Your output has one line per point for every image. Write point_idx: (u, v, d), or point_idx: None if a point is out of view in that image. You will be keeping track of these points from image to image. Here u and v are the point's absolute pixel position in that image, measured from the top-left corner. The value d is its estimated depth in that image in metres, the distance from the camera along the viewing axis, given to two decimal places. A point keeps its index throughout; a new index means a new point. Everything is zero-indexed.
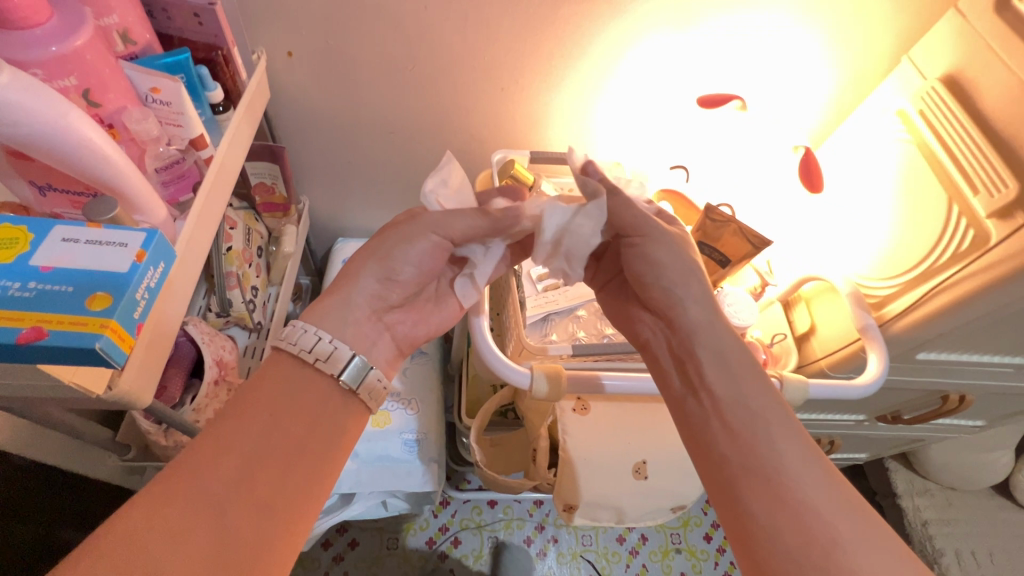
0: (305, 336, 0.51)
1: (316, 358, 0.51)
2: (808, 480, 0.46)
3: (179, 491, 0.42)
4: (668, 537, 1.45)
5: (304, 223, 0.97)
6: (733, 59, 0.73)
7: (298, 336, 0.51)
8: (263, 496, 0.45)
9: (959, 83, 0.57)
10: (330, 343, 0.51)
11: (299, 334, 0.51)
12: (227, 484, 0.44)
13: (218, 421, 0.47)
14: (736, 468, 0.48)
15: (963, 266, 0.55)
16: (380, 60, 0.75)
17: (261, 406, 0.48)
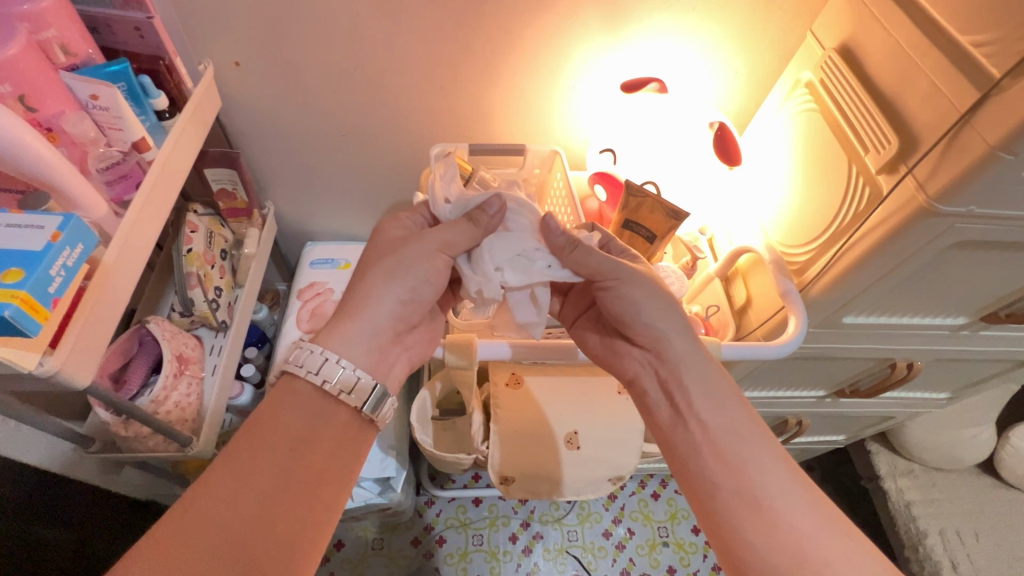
0: (315, 356, 0.52)
1: (324, 380, 0.51)
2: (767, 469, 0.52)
3: (189, 533, 0.43)
4: (655, 530, 1.43)
5: (269, 227, 1.01)
6: (655, 45, 0.76)
7: (305, 358, 0.52)
8: (285, 531, 0.47)
9: (851, 53, 0.60)
10: (353, 373, 0.52)
11: (307, 356, 0.52)
12: (250, 523, 0.45)
13: (235, 460, 0.47)
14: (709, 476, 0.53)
15: (861, 224, 0.56)
16: (322, 65, 0.80)
17: (279, 441, 0.49)
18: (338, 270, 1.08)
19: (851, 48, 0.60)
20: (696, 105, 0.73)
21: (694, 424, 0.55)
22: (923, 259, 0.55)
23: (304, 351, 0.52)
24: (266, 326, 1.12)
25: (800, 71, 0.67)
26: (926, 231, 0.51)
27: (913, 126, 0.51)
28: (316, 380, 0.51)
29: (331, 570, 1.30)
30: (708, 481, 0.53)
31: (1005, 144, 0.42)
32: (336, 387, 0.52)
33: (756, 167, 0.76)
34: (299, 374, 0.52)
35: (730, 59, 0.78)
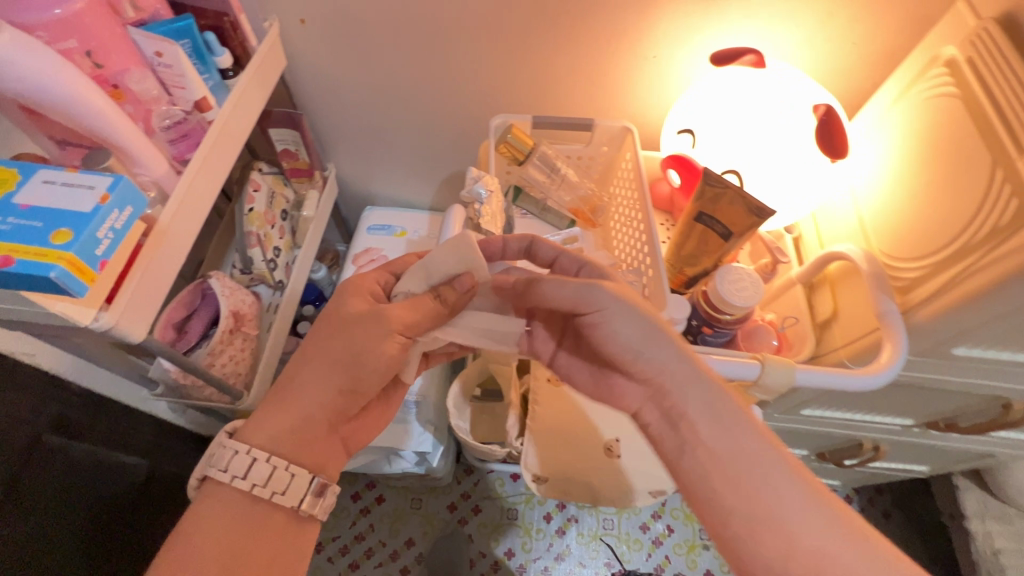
0: (235, 454, 0.50)
1: (253, 484, 0.49)
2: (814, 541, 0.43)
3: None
4: (696, 532, 1.37)
5: (329, 189, 1.02)
6: (756, 8, 0.65)
7: (227, 460, 0.50)
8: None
9: (1016, 25, 0.47)
10: (285, 471, 0.50)
11: (229, 460, 0.50)
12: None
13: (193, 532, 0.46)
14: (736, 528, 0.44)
15: (998, 244, 0.46)
16: (385, 26, 0.76)
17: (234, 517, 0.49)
18: (394, 238, 1.06)
19: (1019, 19, 0.48)
20: (797, 82, 0.63)
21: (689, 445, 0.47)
22: None
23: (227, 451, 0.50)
24: (324, 286, 1.13)
25: (939, 46, 0.55)
26: None
27: None
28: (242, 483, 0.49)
29: (371, 521, 1.36)
30: (709, 492, 0.45)
31: None
32: (267, 489, 0.50)
33: (861, 161, 0.65)
34: (224, 480, 0.49)
35: (847, 27, 0.66)
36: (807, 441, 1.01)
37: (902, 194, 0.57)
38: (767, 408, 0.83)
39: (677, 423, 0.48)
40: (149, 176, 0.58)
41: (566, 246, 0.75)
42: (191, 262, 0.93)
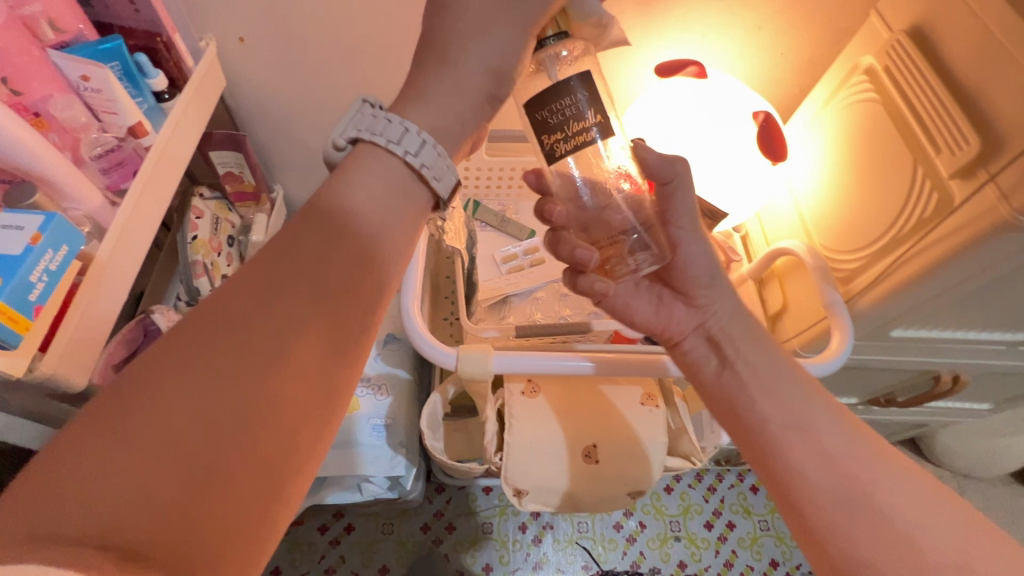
0: (405, 132, 0.38)
1: (404, 151, 0.37)
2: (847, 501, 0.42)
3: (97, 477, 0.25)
4: (667, 524, 1.37)
5: (278, 212, 0.98)
6: (694, 23, 0.69)
7: (383, 128, 0.38)
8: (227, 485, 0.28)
9: (923, 35, 0.52)
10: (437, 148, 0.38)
11: (383, 124, 0.38)
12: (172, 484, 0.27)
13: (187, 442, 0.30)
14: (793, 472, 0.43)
15: (924, 234, 0.50)
16: (330, 43, 0.74)
17: None
18: None
19: (924, 30, 0.53)
20: (737, 89, 0.66)
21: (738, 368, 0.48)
22: (997, 274, 0.49)
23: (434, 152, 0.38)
24: None
25: (858, 55, 0.60)
26: (1004, 246, 0.45)
27: (997, 125, 0.44)
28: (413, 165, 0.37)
29: (341, 553, 1.30)
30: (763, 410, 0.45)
31: None
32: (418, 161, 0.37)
33: (799, 161, 0.69)
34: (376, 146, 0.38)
35: (776, 39, 0.71)
36: None
37: (836, 189, 0.62)
38: None
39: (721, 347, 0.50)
40: (81, 211, 0.53)
41: (528, 257, 0.76)
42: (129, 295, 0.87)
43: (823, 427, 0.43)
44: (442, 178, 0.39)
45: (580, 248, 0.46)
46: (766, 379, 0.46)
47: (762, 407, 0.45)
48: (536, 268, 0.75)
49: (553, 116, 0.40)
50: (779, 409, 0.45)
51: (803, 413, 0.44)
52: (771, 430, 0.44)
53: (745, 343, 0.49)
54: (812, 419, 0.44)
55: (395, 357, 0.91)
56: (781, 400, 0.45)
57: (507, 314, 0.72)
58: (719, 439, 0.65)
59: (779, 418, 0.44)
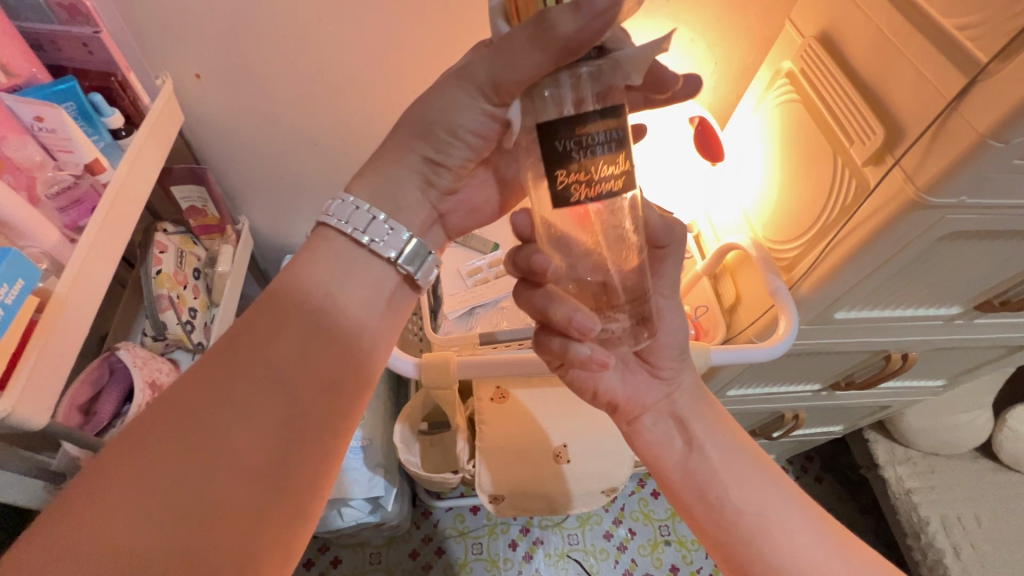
0: (370, 220, 0.42)
1: (370, 239, 0.42)
2: None
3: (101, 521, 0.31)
4: (656, 529, 1.37)
5: (244, 243, 0.98)
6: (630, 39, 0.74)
7: (366, 223, 0.42)
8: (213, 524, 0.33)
9: (830, 39, 0.57)
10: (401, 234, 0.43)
11: (351, 212, 0.42)
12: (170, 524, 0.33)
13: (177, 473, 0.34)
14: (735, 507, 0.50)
15: (849, 219, 0.54)
16: (286, 75, 0.76)
17: None
18: None
19: (830, 35, 0.58)
20: (673, 98, 0.71)
21: (696, 457, 0.54)
22: (917, 251, 0.53)
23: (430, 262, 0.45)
24: None
25: (779, 60, 0.65)
26: (917, 223, 0.49)
27: (898, 114, 0.49)
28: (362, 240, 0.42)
29: None
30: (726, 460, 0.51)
31: (996, 131, 0.40)
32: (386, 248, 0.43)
33: (739, 161, 0.74)
34: (342, 232, 0.42)
35: (708, 51, 0.76)
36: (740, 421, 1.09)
37: (772, 183, 0.66)
38: None
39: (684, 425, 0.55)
40: (39, 248, 0.54)
41: (493, 269, 0.77)
42: (94, 335, 0.86)
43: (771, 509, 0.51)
44: (420, 267, 0.45)
45: (550, 307, 0.48)
46: (735, 475, 0.52)
47: (733, 498, 0.51)
48: (501, 279, 0.76)
49: (575, 149, 0.35)
50: (743, 501, 0.51)
51: (757, 484, 0.52)
52: (728, 518, 0.51)
53: (710, 434, 0.54)
54: (765, 501, 0.51)
55: None
56: (744, 494, 0.51)
57: (474, 325, 0.73)
58: None
59: (754, 506, 0.51)
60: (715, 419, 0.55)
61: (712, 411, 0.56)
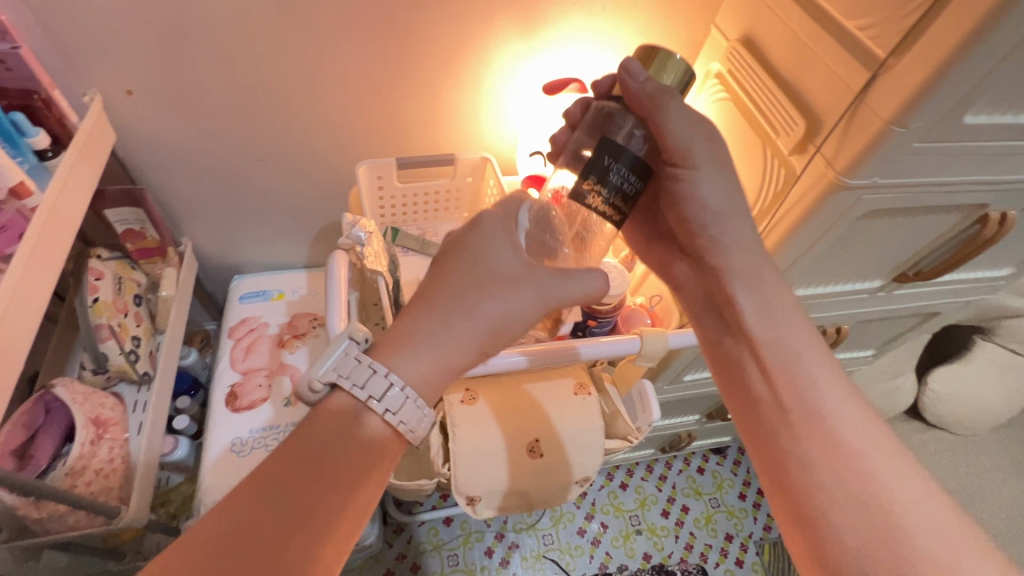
0: (373, 374, 0.44)
1: (368, 395, 0.44)
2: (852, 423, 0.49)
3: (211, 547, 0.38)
4: (627, 520, 1.40)
5: (189, 265, 0.94)
6: (570, 46, 0.78)
7: (367, 379, 0.44)
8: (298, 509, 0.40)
9: (751, 41, 0.63)
10: (399, 391, 0.44)
11: (353, 366, 0.45)
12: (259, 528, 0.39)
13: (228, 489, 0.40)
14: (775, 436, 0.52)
15: (781, 204, 0.59)
16: (228, 88, 0.74)
17: None
18: (272, 303, 1.03)
19: (752, 37, 0.63)
20: None
21: (742, 343, 0.56)
22: (839, 230, 0.59)
23: (418, 411, 0.45)
24: (198, 371, 1.04)
25: (709, 63, 0.71)
26: (838, 204, 0.54)
27: (814, 106, 0.54)
28: (378, 410, 0.43)
29: None
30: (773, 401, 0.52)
31: (897, 117, 0.46)
32: (395, 417, 0.43)
33: None
34: (343, 386, 0.44)
35: None
36: (694, 405, 1.16)
37: None
38: (657, 381, 0.93)
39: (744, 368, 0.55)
40: None
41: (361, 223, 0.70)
42: (24, 375, 0.80)
43: (812, 372, 0.52)
44: (415, 426, 0.45)
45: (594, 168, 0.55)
46: (775, 358, 0.53)
47: (792, 437, 0.50)
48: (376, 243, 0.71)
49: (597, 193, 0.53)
50: (775, 391, 0.53)
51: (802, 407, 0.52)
52: (776, 412, 0.52)
53: (754, 313, 0.55)
54: (813, 372, 0.52)
55: None
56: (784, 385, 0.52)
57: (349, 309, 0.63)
58: (651, 416, 0.69)
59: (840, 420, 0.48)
60: (778, 331, 0.54)
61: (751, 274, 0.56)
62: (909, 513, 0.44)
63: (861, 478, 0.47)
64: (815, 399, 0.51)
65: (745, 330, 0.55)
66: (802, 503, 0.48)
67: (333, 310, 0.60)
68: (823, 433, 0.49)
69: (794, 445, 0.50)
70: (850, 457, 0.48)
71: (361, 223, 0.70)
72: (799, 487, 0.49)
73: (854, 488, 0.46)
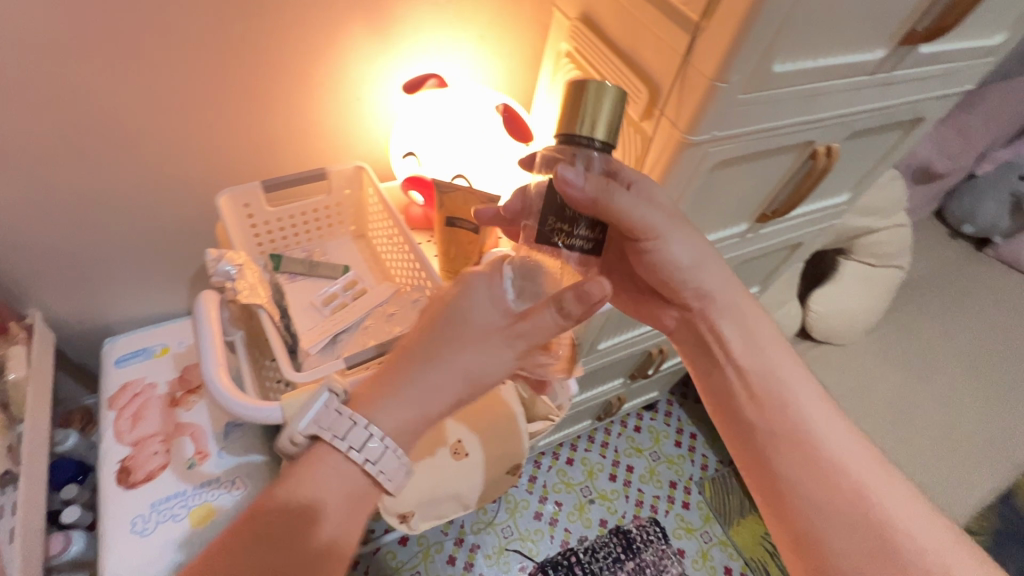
0: (355, 426, 0.45)
1: (351, 445, 0.44)
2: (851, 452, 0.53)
3: None
4: (578, 492, 1.44)
5: (41, 339, 0.82)
6: (422, 42, 0.77)
7: (349, 429, 0.45)
8: None
9: (588, 18, 0.66)
10: (384, 443, 0.45)
11: (336, 417, 0.45)
12: None
13: None
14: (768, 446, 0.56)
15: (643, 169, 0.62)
16: (42, 133, 0.65)
17: None
18: (155, 360, 0.93)
19: (588, 14, 0.66)
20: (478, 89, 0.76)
21: (730, 372, 0.59)
22: (699, 183, 0.63)
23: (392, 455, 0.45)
24: (82, 453, 0.92)
25: (557, 43, 0.73)
26: (689, 160, 0.58)
27: (652, 73, 0.57)
28: (359, 460, 0.44)
29: None
30: (765, 421, 0.56)
31: (719, 74, 0.49)
32: (378, 466, 0.45)
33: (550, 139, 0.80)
34: (327, 438, 0.45)
35: (497, 43, 0.82)
36: (615, 369, 1.21)
37: None
38: (575, 355, 0.96)
39: (735, 391, 0.59)
40: None
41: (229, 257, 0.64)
42: None
43: (807, 412, 0.55)
44: (396, 475, 0.45)
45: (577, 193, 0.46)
46: (764, 385, 0.57)
47: (783, 446, 0.55)
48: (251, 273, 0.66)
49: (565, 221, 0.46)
50: (764, 417, 0.56)
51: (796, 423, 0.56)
52: (768, 435, 0.56)
53: (740, 345, 0.59)
54: (801, 402, 0.56)
55: (242, 441, 0.85)
56: (768, 408, 0.56)
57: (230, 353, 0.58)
58: (570, 391, 0.71)
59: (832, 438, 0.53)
60: (758, 351, 0.59)
61: (739, 316, 0.59)
62: (902, 523, 0.49)
63: (848, 494, 0.51)
64: (807, 417, 0.55)
65: (738, 365, 0.59)
66: (796, 518, 0.52)
67: (212, 359, 0.55)
68: (812, 451, 0.53)
69: (786, 467, 0.54)
70: (840, 479, 0.52)
71: (229, 256, 0.64)
72: (793, 504, 0.53)
73: (845, 501, 0.51)
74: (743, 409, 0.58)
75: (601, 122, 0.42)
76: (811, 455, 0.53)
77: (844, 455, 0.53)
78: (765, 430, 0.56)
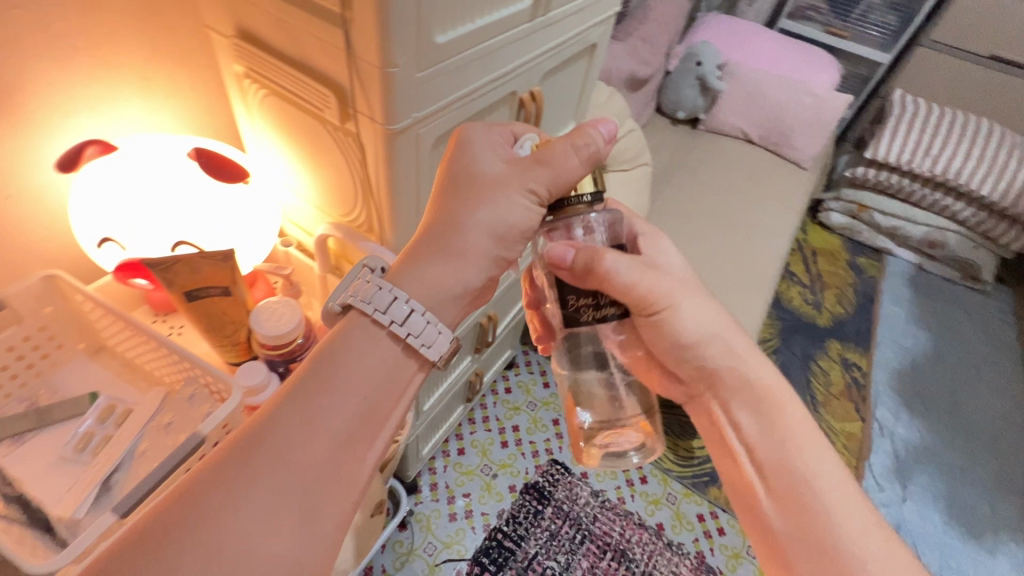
0: (393, 300, 0.47)
1: (395, 323, 0.47)
2: (854, 516, 0.49)
3: None
4: (480, 474, 1.47)
5: None
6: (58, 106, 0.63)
7: (386, 302, 0.47)
8: None
9: (243, 31, 0.60)
10: (419, 315, 0.47)
11: (375, 292, 0.47)
12: None
13: None
14: (769, 511, 0.52)
15: (369, 169, 0.61)
16: None
17: None
18: None
19: (241, 28, 0.60)
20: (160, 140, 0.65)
21: (741, 451, 0.55)
22: (429, 164, 0.64)
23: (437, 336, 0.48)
24: None
25: (229, 66, 0.66)
26: (405, 147, 0.58)
27: (329, 74, 0.55)
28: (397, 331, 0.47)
29: None
30: (762, 483, 0.53)
31: (385, 60, 0.49)
32: (416, 339, 0.47)
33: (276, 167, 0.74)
34: (366, 312, 0.47)
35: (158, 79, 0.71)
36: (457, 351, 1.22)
37: (310, 165, 0.69)
38: None
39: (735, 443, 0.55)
40: None
41: None
42: None
43: (821, 485, 0.50)
44: (424, 340, 0.47)
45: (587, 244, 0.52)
46: (777, 467, 0.52)
47: (772, 511, 0.51)
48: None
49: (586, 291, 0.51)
50: (769, 493, 0.52)
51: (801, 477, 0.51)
52: (766, 502, 0.52)
53: (747, 416, 0.55)
54: (813, 473, 0.51)
55: None
56: (791, 504, 0.50)
57: None
58: None
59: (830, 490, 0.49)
60: (762, 409, 0.55)
61: (753, 394, 0.56)
62: None
63: (842, 560, 0.47)
64: (813, 489, 0.50)
65: (750, 446, 0.54)
66: None
67: None
68: (813, 519, 0.49)
69: (787, 539, 0.50)
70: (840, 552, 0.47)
71: None
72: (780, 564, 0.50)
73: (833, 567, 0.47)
74: (746, 462, 0.54)
75: (585, 181, 0.49)
76: (803, 512, 0.50)
77: (853, 530, 0.48)
78: (790, 534, 0.50)
